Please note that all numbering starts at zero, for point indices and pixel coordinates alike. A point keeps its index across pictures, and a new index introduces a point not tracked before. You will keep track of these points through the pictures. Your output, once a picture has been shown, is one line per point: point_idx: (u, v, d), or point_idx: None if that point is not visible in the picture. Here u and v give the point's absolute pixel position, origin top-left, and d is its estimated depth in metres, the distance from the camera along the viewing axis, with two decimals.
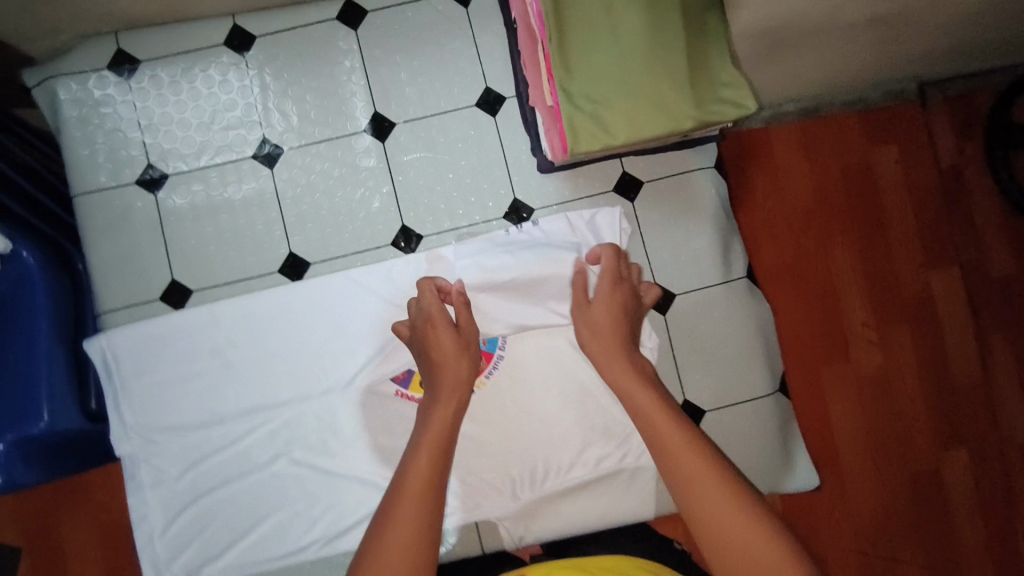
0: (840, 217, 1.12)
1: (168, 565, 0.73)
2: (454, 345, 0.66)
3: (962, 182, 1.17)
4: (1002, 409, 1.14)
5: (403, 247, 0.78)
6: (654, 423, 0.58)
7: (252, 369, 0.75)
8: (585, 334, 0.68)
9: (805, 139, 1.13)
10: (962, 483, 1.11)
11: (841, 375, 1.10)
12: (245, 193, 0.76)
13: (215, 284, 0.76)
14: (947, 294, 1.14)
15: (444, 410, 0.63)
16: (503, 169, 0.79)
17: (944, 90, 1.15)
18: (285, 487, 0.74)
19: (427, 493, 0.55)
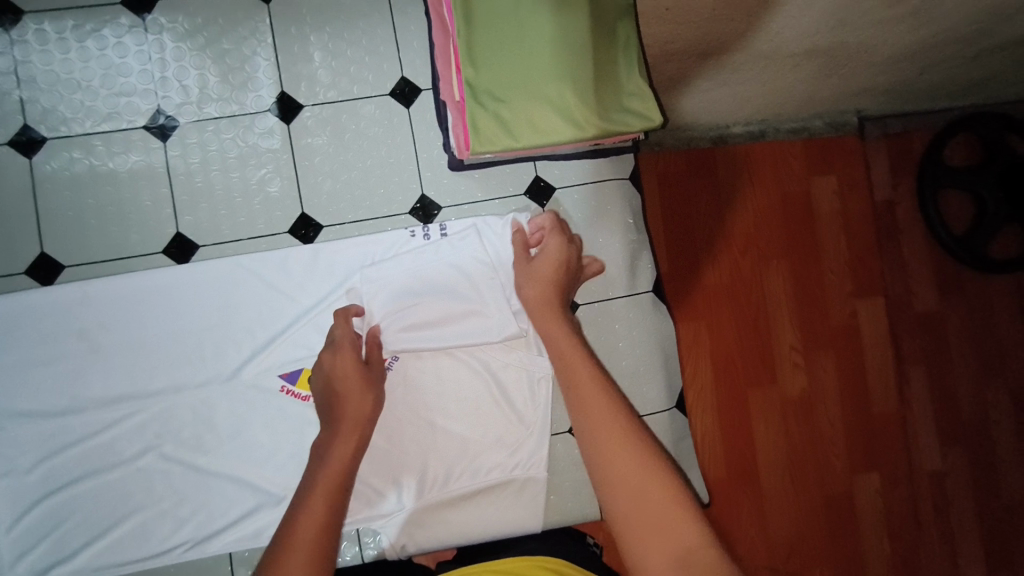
0: (777, 241, 1.15)
1: (13, 562, 0.67)
2: (360, 383, 0.64)
3: (894, 216, 1.20)
4: (916, 437, 1.18)
5: (301, 235, 0.74)
6: (591, 417, 0.50)
7: (125, 354, 0.70)
8: (525, 284, 0.66)
9: (750, 161, 1.14)
10: (874, 505, 1.15)
11: (767, 395, 1.12)
12: (133, 165, 0.72)
13: (90, 262, 0.71)
14: (870, 323, 1.17)
15: (346, 446, 0.60)
16: (413, 163, 0.76)
17: (882, 126, 1.18)
18: (151, 483, 0.69)
19: (314, 541, 0.51)
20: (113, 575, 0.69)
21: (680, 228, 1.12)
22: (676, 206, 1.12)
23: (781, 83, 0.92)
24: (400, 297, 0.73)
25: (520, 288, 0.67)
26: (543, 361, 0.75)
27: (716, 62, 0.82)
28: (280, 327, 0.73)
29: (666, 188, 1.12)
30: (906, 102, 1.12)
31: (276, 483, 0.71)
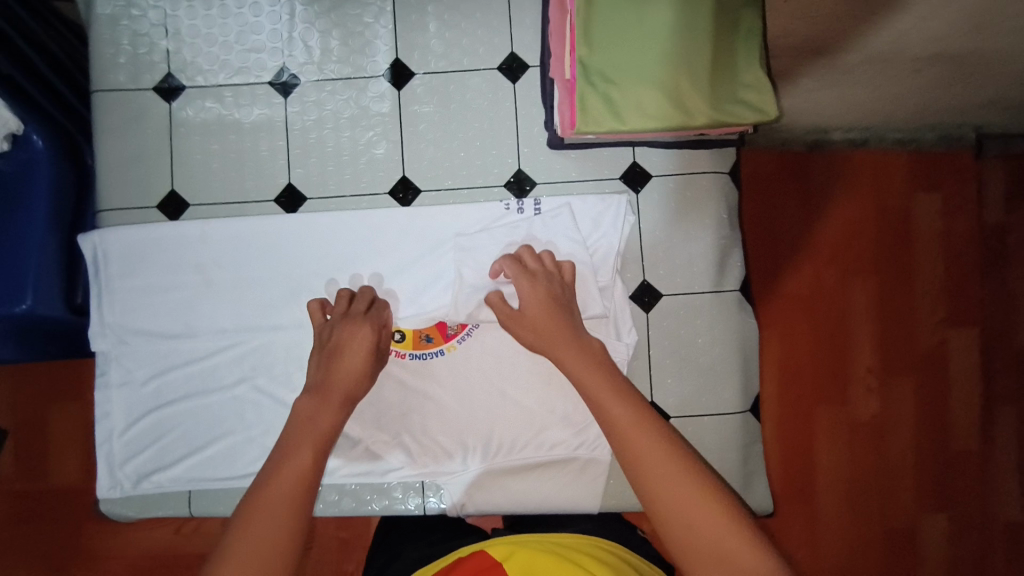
0: (867, 256, 1.08)
1: (122, 462, 0.76)
2: (362, 356, 0.67)
3: (1003, 244, 1.10)
4: (996, 483, 1.09)
5: (399, 198, 0.78)
6: (611, 416, 0.59)
7: (234, 291, 0.76)
8: (526, 334, 0.68)
9: (847, 170, 1.09)
10: (938, 547, 1.08)
11: (834, 415, 1.07)
12: (256, 117, 0.77)
13: (211, 203, 0.77)
14: (961, 355, 1.09)
15: (328, 413, 0.64)
16: (513, 137, 0.78)
17: (1002, 144, 1.09)
18: (243, 411, 0.76)
19: (288, 501, 0.56)
20: (203, 489, 0.76)
21: (765, 232, 1.08)
22: (764, 209, 1.08)
23: (902, 88, 0.85)
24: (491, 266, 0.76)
25: (522, 336, 0.69)
26: (619, 346, 0.76)
27: (828, 64, 0.77)
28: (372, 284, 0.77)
29: (755, 191, 1.08)
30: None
31: (353, 427, 0.76)
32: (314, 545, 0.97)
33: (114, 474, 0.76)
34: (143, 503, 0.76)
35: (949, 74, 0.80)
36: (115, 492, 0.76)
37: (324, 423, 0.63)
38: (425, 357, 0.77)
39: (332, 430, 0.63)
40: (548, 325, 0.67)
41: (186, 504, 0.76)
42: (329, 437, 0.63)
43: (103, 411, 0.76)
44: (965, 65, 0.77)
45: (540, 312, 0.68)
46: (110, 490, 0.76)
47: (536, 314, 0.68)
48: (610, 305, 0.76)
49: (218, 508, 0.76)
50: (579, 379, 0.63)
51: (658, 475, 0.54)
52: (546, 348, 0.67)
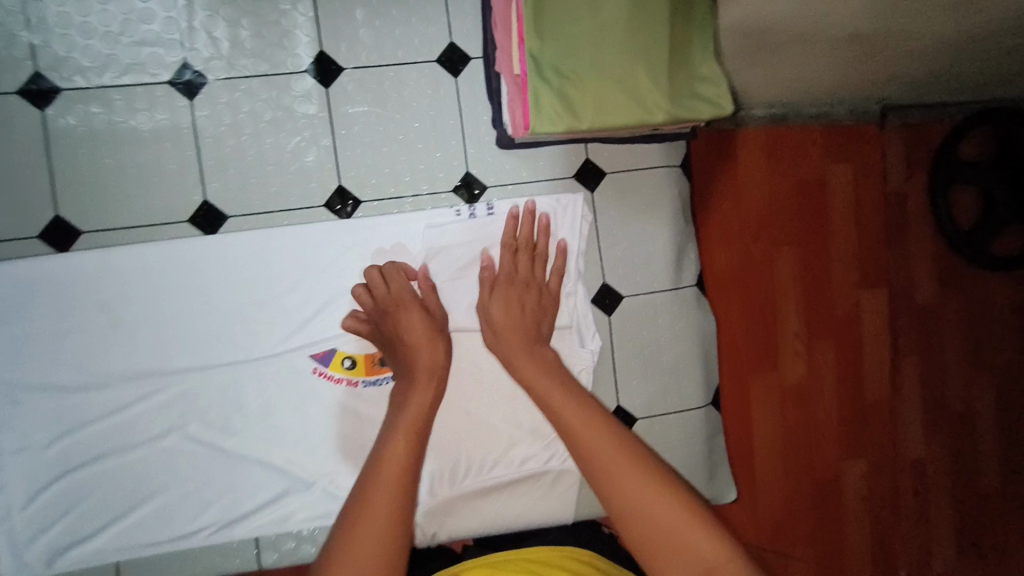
0: (791, 226, 1.12)
1: (30, 541, 0.64)
2: (427, 330, 0.64)
3: (904, 209, 1.20)
4: (902, 426, 1.21)
5: (336, 210, 0.70)
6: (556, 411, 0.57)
7: (149, 330, 0.66)
8: (489, 335, 0.67)
9: (770, 144, 1.11)
10: (858, 490, 1.17)
11: (767, 380, 1.12)
12: (156, 124, 0.66)
13: (109, 229, 0.65)
14: (873, 314, 1.18)
15: (422, 391, 0.61)
16: (458, 138, 0.72)
17: (902, 116, 1.17)
18: (175, 464, 0.67)
19: (400, 486, 0.52)
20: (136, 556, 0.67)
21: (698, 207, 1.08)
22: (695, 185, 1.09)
23: (825, 66, 0.88)
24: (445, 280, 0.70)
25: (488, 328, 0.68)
26: (584, 354, 0.72)
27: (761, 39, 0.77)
28: (312, 309, 0.69)
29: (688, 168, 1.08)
30: (932, 97, 1.10)
31: (304, 468, 0.69)
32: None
33: (21, 555, 0.64)
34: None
35: (864, 53, 0.83)
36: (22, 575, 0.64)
37: (415, 408, 0.59)
38: (380, 383, 0.70)
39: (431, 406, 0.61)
40: (515, 329, 0.65)
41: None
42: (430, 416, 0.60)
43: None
44: (879, 45, 0.80)
45: (506, 312, 0.66)
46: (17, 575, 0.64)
47: (501, 317, 0.66)
48: (573, 310, 0.73)
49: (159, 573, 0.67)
50: (544, 398, 0.59)
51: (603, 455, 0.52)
52: (502, 347, 0.65)
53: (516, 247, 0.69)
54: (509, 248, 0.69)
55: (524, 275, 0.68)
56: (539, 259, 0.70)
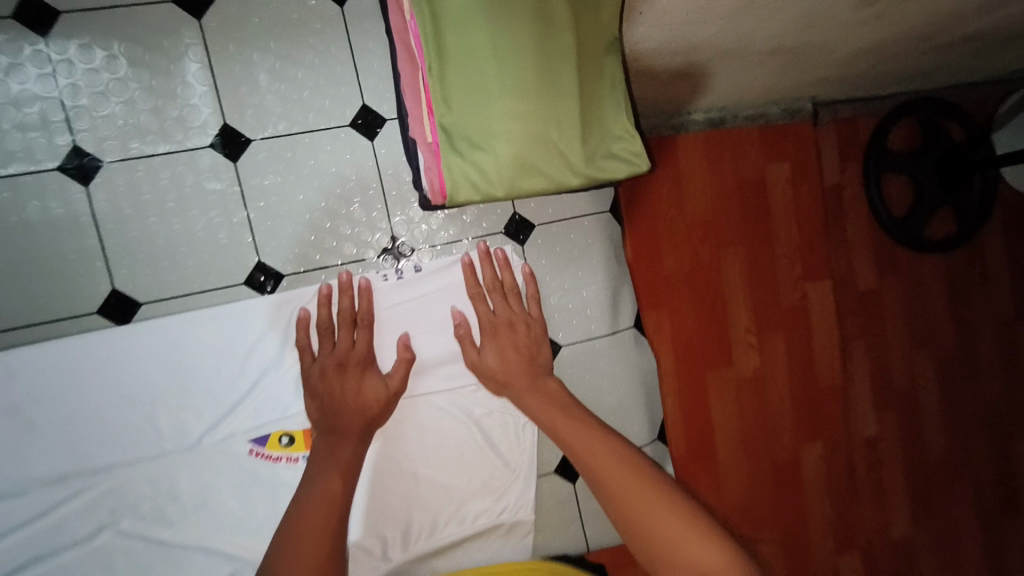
0: (734, 225, 1.14)
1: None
2: (377, 397, 0.65)
3: (841, 200, 1.24)
4: (852, 409, 1.26)
5: (259, 286, 0.68)
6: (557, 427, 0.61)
7: (66, 430, 0.62)
8: (491, 383, 0.70)
9: (709, 147, 1.12)
10: (816, 473, 1.21)
11: (722, 377, 1.14)
12: (51, 213, 0.62)
13: (11, 328, 0.62)
14: (817, 303, 1.22)
15: (351, 442, 0.61)
16: (381, 202, 0.71)
17: (835, 112, 1.21)
18: (108, 564, 0.64)
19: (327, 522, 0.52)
20: None
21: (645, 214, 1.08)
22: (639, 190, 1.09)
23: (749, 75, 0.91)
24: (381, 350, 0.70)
25: (483, 369, 0.70)
26: None
27: (684, 61, 0.79)
28: (243, 390, 0.67)
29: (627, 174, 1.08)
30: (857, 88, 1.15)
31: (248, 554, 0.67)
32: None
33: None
34: None
35: (783, 61, 0.87)
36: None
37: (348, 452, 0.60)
38: None
39: (356, 456, 0.61)
40: (516, 372, 0.68)
41: None
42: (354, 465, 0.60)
43: None
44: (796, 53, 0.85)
45: (502, 361, 0.69)
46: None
47: (496, 363, 0.69)
48: None
49: None
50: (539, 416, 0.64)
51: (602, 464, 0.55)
52: (509, 391, 0.68)
53: (483, 292, 0.70)
54: (477, 297, 0.70)
55: (504, 315, 0.70)
56: (510, 295, 0.71)
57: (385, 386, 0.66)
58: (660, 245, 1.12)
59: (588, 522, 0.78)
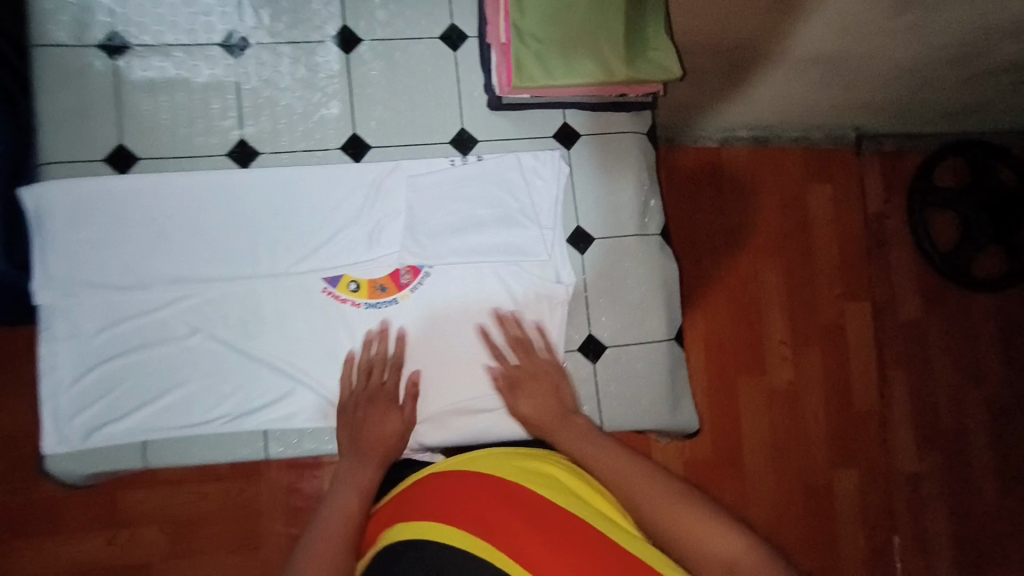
0: None
1: (70, 417, 0.75)
2: (395, 431, 0.74)
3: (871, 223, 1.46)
4: None
5: (351, 153, 0.82)
6: (560, 434, 0.72)
7: (187, 241, 0.77)
8: (528, 428, 0.77)
9: None
10: None
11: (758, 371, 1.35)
12: (206, 77, 0.80)
13: (161, 156, 0.78)
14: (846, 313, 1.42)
15: (368, 468, 0.70)
16: (455, 100, 0.85)
17: None
18: (198, 360, 0.77)
19: (339, 533, 0.61)
20: (157, 441, 0.77)
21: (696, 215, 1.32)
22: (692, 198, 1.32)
23: None
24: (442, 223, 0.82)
25: (517, 412, 0.77)
26: (560, 287, 0.83)
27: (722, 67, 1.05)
28: (326, 236, 0.80)
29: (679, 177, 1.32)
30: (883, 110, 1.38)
31: (311, 374, 0.79)
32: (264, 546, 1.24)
33: (61, 429, 0.75)
34: (99, 458, 0.76)
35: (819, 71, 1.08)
36: (62, 447, 0.75)
37: (364, 473, 0.69)
38: (379, 305, 0.81)
39: (374, 481, 0.69)
40: (545, 412, 0.75)
41: (140, 456, 0.77)
42: (372, 487, 0.68)
43: (45, 367, 0.75)
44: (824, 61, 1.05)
45: (534, 406, 0.76)
46: (57, 446, 0.75)
47: (530, 409, 0.76)
48: (552, 249, 0.83)
49: (176, 456, 0.77)
50: (552, 434, 0.73)
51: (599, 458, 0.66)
52: (540, 431, 0.75)
53: (502, 351, 0.81)
54: (498, 356, 0.80)
55: (528, 366, 0.79)
56: (530, 349, 0.80)
57: (401, 415, 0.76)
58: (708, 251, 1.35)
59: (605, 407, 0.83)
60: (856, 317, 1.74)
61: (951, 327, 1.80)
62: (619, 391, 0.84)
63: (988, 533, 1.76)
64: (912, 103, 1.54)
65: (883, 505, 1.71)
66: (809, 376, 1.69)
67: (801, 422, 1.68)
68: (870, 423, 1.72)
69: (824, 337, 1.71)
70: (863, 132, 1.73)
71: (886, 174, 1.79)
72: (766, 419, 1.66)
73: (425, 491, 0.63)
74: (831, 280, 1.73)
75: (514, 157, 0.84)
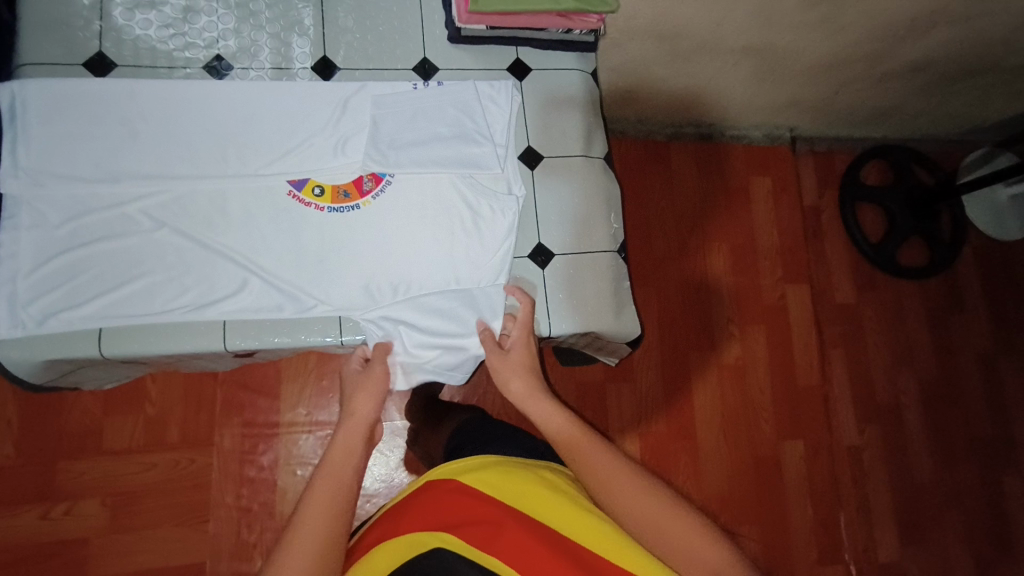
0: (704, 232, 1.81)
1: (28, 302, 0.76)
2: (375, 389, 0.80)
3: (805, 221, 1.88)
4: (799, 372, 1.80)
5: (320, 72, 0.89)
6: (541, 420, 0.79)
7: (158, 142, 0.82)
8: (505, 372, 0.83)
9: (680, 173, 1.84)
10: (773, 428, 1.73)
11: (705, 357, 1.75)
12: (189, 0, 0.86)
13: (139, 67, 0.84)
14: (783, 299, 1.84)
15: (354, 450, 0.74)
16: (417, 33, 0.94)
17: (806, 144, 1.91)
18: (162, 253, 0.80)
19: (328, 514, 0.64)
20: (115, 330, 0.78)
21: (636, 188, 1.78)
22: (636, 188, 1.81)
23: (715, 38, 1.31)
24: (402, 138, 0.89)
25: (498, 364, 0.83)
26: (509, 198, 0.91)
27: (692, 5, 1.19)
28: (292, 145, 0.86)
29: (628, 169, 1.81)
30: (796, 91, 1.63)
31: (272, 269, 0.83)
32: (212, 519, 1.28)
33: (16, 315, 0.75)
34: (52, 346, 0.76)
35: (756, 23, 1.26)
36: (15, 332, 0.75)
37: (348, 456, 0.73)
38: (342, 210, 0.86)
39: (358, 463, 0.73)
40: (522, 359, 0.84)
41: (96, 346, 0.78)
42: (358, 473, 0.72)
43: (7, 252, 0.76)
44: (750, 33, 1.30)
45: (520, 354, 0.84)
46: (11, 330, 0.75)
47: (517, 349, 0.84)
48: (504, 166, 0.92)
49: (133, 347, 0.79)
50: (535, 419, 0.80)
51: (581, 449, 0.73)
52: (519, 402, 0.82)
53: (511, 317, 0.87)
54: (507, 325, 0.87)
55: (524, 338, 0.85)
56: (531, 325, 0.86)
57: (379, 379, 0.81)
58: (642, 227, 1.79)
59: (552, 312, 0.90)
60: (797, 297, 1.85)
61: (884, 312, 1.91)
62: (567, 297, 0.91)
63: (932, 507, 1.81)
64: (834, 103, 1.72)
65: (830, 482, 1.76)
66: (755, 351, 1.79)
67: (751, 397, 1.76)
68: (814, 399, 1.80)
69: (768, 315, 1.82)
70: (797, 133, 1.92)
71: (820, 172, 1.95)
72: (718, 392, 1.74)
73: (421, 502, 0.71)
74: (773, 263, 1.85)
75: (470, 83, 0.93)
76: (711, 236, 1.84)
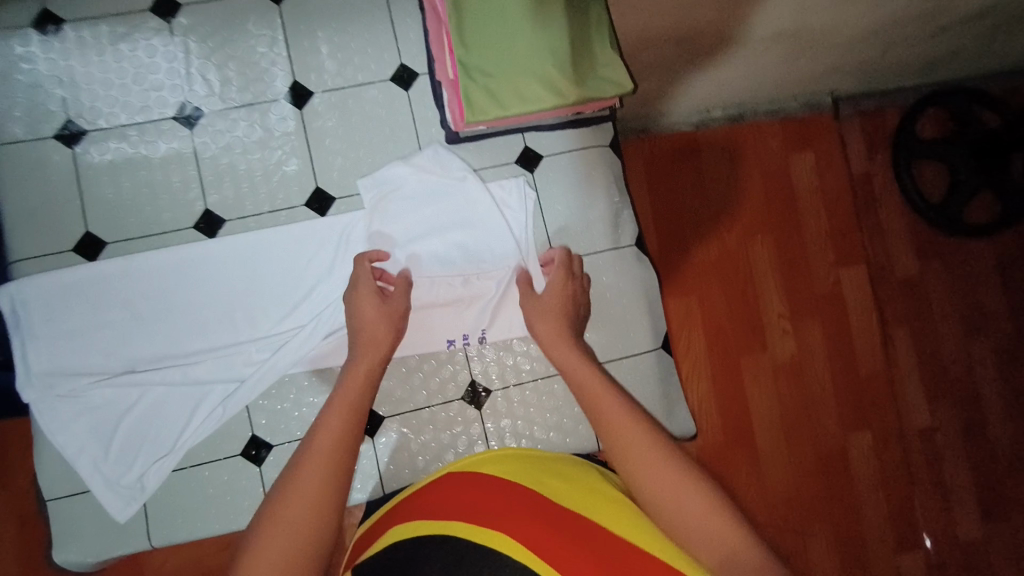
0: (745, 213, 1.39)
1: (120, 477, 0.76)
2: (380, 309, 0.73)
3: (869, 190, 1.46)
4: (873, 372, 1.40)
5: (316, 208, 0.82)
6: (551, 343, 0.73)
7: (165, 316, 0.78)
8: (535, 316, 0.76)
9: (697, 146, 1.38)
10: (833, 435, 1.37)
11: (758, 363, 1.35)
12: (164, 152, 0.80)
13: (130, 239, 0.79)
14: (854, 286, 1.41)
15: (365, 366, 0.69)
16: (413, 140, 0.85)
17: (855, 106, 1.45)
18: (195, 424, 0.78)
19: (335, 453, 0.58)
20: (159, 521, 0.77)
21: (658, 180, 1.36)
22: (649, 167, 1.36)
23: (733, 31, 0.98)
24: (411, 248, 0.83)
25: (533, 319, 0.76)
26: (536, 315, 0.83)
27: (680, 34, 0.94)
28: (303, 290, 0.81)
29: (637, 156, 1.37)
30: (839, 70, 1.28)
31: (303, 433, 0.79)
32: None
33: (116, 491, 0.75)
34: (104, 543, 0.76)
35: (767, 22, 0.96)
36: (133, 502, 0.76)
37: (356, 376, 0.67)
38: None
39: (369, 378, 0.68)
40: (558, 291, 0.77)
41: (146, 538, 0.77)
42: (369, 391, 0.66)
43: (45, 458, 0.76)
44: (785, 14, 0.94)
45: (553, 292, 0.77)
46: (126, 507, 0.75)
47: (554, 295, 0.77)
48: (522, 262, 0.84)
49: (181, 535, 0.77)
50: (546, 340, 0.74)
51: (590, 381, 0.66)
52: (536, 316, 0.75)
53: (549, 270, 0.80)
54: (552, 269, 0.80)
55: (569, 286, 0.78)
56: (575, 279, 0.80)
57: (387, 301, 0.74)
58: (657, 222, 1.37)
59: None
60: (856, 281, 1.42)
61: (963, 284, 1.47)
62: None
63: None
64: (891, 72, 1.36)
65: (903, 473, 1.39)
66: (814, 351, 1.38)
67: (817, 409, 1.37)
68: (880, 390, 1.40)
69: (823, 306, 1.40)
70: (838, 95, 1.42)
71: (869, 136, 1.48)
72: (774, 397, 1.35)
73: (438, 494, 0.64)
74: (825, 245, 1.40)
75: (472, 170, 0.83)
76: (743, 211, 1.39)
